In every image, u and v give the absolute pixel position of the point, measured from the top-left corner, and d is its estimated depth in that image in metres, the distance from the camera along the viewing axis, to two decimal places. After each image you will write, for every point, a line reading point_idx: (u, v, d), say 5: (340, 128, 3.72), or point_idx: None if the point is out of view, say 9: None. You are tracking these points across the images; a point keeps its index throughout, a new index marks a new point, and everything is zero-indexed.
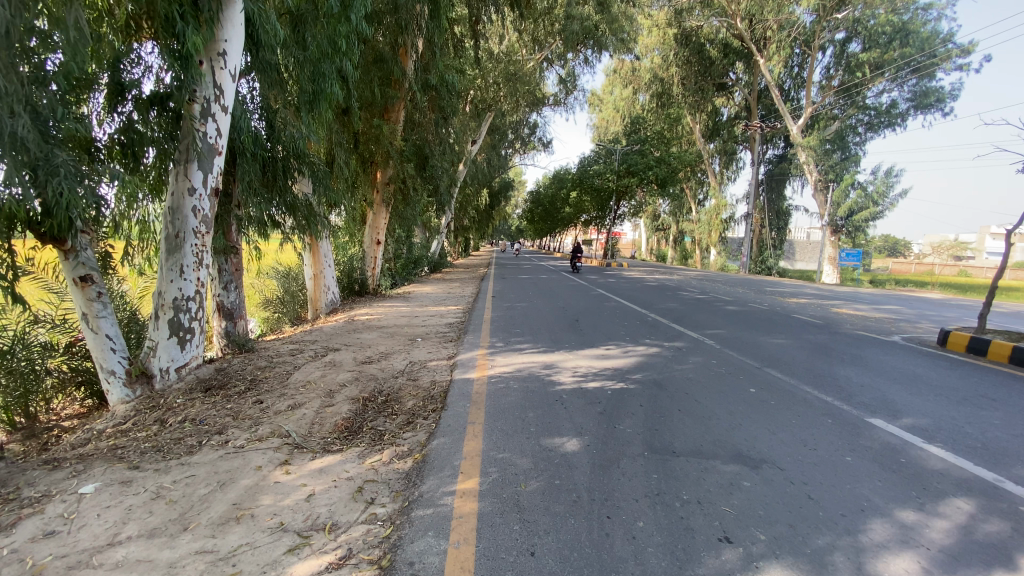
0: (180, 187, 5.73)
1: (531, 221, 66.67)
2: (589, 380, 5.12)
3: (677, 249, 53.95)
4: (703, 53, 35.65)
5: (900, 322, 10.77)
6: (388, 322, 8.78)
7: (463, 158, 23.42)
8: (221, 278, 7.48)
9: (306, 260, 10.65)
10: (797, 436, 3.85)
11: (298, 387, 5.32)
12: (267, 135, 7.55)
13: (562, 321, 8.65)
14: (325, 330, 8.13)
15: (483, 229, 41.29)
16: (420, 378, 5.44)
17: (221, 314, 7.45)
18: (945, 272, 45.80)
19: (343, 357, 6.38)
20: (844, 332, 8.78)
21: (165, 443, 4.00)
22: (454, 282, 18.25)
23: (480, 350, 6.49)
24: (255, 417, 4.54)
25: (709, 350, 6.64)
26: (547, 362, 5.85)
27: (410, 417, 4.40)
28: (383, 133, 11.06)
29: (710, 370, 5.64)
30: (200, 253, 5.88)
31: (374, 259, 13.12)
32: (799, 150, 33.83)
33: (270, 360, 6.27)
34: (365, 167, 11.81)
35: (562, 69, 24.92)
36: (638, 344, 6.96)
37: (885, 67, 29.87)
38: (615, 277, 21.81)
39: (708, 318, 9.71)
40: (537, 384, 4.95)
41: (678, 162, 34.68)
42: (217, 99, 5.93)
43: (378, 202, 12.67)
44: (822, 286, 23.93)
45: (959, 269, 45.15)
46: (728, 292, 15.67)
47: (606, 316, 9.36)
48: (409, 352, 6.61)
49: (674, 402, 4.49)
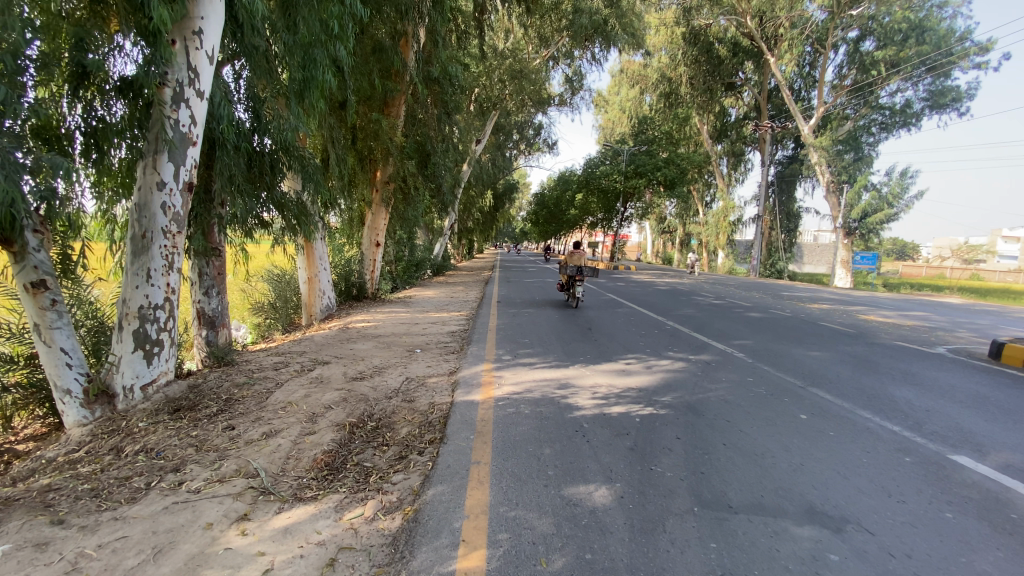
0: (148, 181, 5.07)
1: (536, 224, 66.11)
2: (613, 404, 4.43)
3: (683, 252, 53.18)
4: (712, 51, 34.88)
5: (937, 331, 10.03)
6: (386, 330, 8.13)
7: (466, 158, 22.81)
8: (201, 283, 6.82)
9: (300, 263, 10.00)
10: (875, 483, 3.16)
11: (278, 409, 4.67)
12: (254, 126, 6.92)
13: (574, 329, 7.96)
14: (317, 338, 7.48)
15: (487, 231, 40.65)
16: (417, 399, 4.75)
17: (201, 322, 6.82)
18: (956, 276, 44.96)
19: (333, 372, 5.72)
20: (883, 343, 8.05)
21: (105, 486, 3.33)
22: (458, 286, 17.62)
23: (486, 365, 5.79)
24: (222, 448, 3.88)
25: (743, 366, 5.93)
26: (561, 379, 5.15)
27: (403, 450, 3.72)
28: (381, 126, 10.40)
29: (747, 390, 4.96)
30: (172, 256, 5.23)
31: (373, 262, 12.35)
32: (811, 151, 33.07)
33: (250, 376, 5.60)
34: (364, 164, 11.16)
35: (568, 68, 24.30)
36: (661, 357, 6.27)
37: (900, 65, 29.07)
38: (623, 280, 21.15)
39: (731, 327, 9.01)
40: (551, 408, 4.26)
41: (687, 163, 33.97)
42: (192, 83, 5.27)
43: (377, 201, 11.99)
44: (837, 291, 23.22)
45: (972, 273, 44.19)
46: (743, 296, 14.99)
47: (621, 324, 8.67)
48: (406, 365, 5.95)
49: (716, 433, 3.79)
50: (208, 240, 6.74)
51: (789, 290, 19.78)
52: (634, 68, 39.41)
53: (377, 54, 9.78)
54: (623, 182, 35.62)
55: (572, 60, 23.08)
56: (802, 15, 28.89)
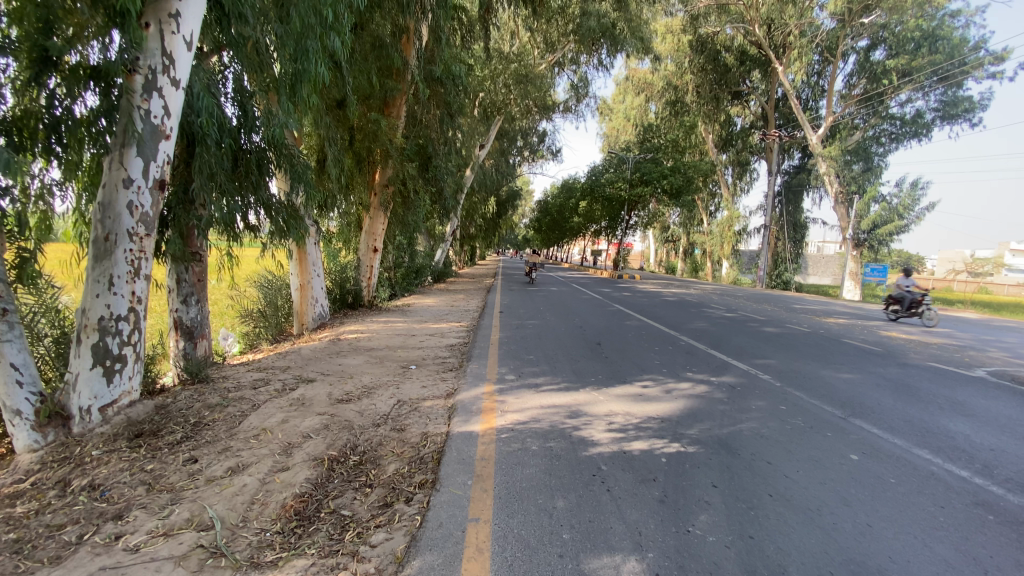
0: (114, 178, 4.55)
1: (538, 231, 65.67)
2: (634, 439, 3.84)
3: (687, 261, 52.70)
4: (719, 59, 34.35)
5: (967, 350, 9.44)
6: (379, 343, 7.57)
7: (469, 163, 22.36)
8: (179, 290, 6.27)
9: (292, 269, 9.55)
10: (960, 551, 2.58)
11: (251, 437, 4.11)
12: (240, 123, 6.42)
13: (583, 345, 7.40)
14: (305, 351, 6.92)
15: (489, 238, 40.16)
16: (407, 427, 4.19)
17: (178, 332, 6.27)
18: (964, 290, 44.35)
19: (318, 391, 5.17)
20: (916, 364, 7.47)
21: (30, 539, 2.84)
22: (459, 294, 17.07)
23: (486, 386, 5.22)
24: (178, 488, 3.35)
25: (771, 392, 5.35)
26: (572, 405, 4.58)
27: (388, 495, 3.17)
28: (380, 126, 9.89)
29: (782, 423, 4.38)
30: (139, 262, 4.68)
31: (370, 269, 11.75)
32: (819, 161, 32.54)
33: (224, 396, 5.03)
34: (362, 166, 10.68)
35: (574, 73, 23.89)
36: (681, 379, 5.67)
37: (913, 75, 28.89)
38: (628, 290, 20.65)
39: (748, 343, 8.42)
40: (563, 444, 3.68)
41: (693, 171, 33.49)
42: (166, 71, 4.69)
43: (375, 205, 11.45)
44: (848, 303, 22.64)
45: (979, 287, 43.66)
46: (754, 309, 14.41)
47: (632, 339, 8.09)
48: (399, 385, 5.36)
49: (757, 481, 3.22)
50: (188, 245, 6.21)
51: (799, 303, 19.23)
52: (640, 75, 39.05)
53: (377, 50, 9.27)
54: (629, 189, 35.10)
55: (579, 66, 22.65)
56: (812, 23, 28.48)
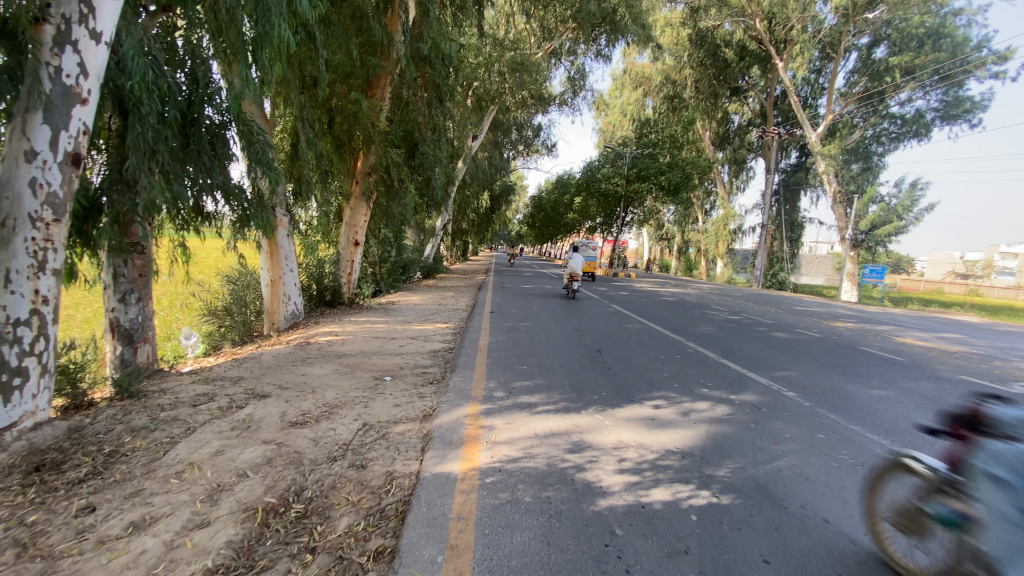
0: (13, 149, 3.68)
1: (532, 228, 64.92)
2: (652, 486, 3.05)
3: (681, 260, 52.21)
4: (718, 54, 33.56)
5: (991, 360, 8.77)
6: (354, 348, 6.72)
7: (462, 154, 21.50)
8: (116, 287, 5.39)
9: (262, 263, 8.77)
10: None
11: (172, 475, 3.29)
12: (191, 95, 5.52)
13: (582, 352, 6.61)
14: (267, 357, 6.06)
15: (482, 233, 39.27)
16: (370, 463, 3.38)
17: (115, 335, 5.40)
18: (957, 293, 44.17)
19: (270, 411, 4.33)
20: (947, 378, 6.76)
21: None
22: (448, 291, 16.22)
23: (471, 404, 4.41)
24: (53, 556, 2.53)
25: (802, 415, 4.60)
26: (573, 433, 3.79)
27: (330, 568, 2.37)
28: (361, 107, 9.01)
29: (827, 461, 3.62)
30: (45, 254, 3.82)
31: (350, 264, 10.84)
32: (818, 159, 31.99)
33: (156, 416, 4.18)
34: (341, 152, 9.85)
35: (572, 64, 23.07)
36: (697, 398, 4.90)
37: (915, 72, 28.19)
38: (624, 289, 19.94)
39: (760, 351, 7.68)
40: (563, 494, 2.88)
41: (692, 167, 32.75)
42: (84, 20, 3.80)
43: (356, 194, 10.41)
44: (848, 306, 22.06)
45: (970, 289, 43.57)
46: (757, 311, 13.72)
47: (634, 346, 7.33)
48: (368, 402, 4.54)
49: (818, 556, 2.45)
50: (127, 234, 5.36)
51: (799, 304, 18.61)
52: (638, 69, 38.23)
53: (357, 22, 8.41)
54: (626, 185, 34.43)
55: (577, 56, 21.86)
56: (815, 17, 27.81)
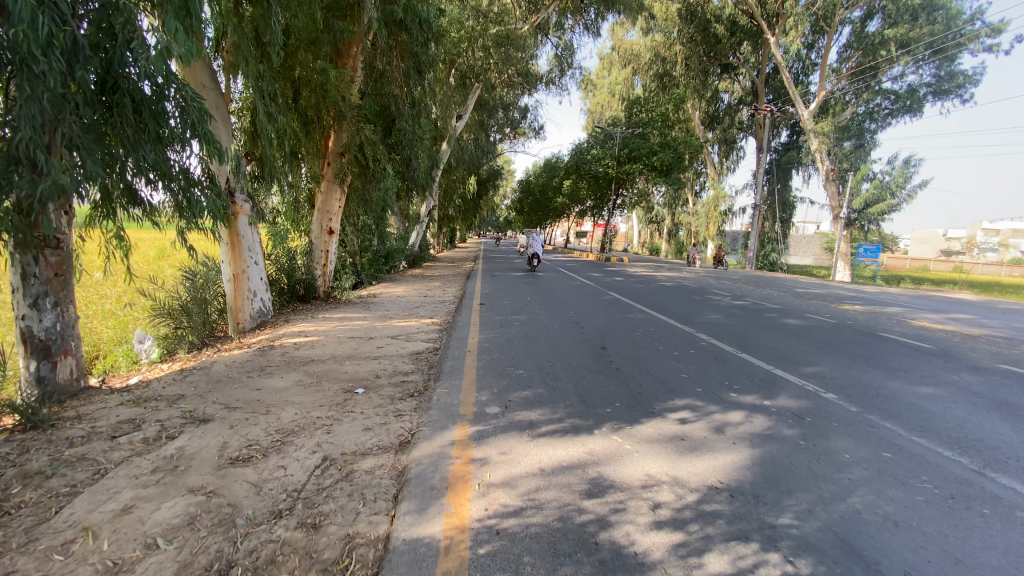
0: None
1: (520, 213, 63.84)
2: (704, 549, 2.26)
3: (671, 243, 51.75)
4: (709, 30, 32.24)
5: (1019, 344, 8.16)
6: (324, 352, 5.83)
7: (446, 136, 20.42)
8: (26, 290, 4.44)
9: (223, 255, 7.87)
10: None
11: (55, 549, 2.44)
12: (109, 55, 4.50)
13: (586, 351, 5.81)
14: (219, 367, 5.16)
15: (469, 219, 38.21)
16: (325, 520, 2.55)
17: (27, 349, 4.48)
18: (944, 270, 44.30)
19: (207, 443, 3.46)
20: (989, 368, 6.09)
21: None
22: (434, 281, 15.31)
23: (459, 426, 3.58)
24: None
25: (855, 428, 3.84)
26: (589, 467, 2.97)
27: None
28: (329, 78, 8.14)
29: (910, 495, 2.86)
30: None
31: (325, 254, 9.85)
32: (810, 137, 31.33)
33: (58, 456, 3.29)
34: (309, 130, 8.98)
35: (559, 39, 21.94)
36: (728, 408, 4.11)
37: (910, 46, 27.38)
38: (618, 274, 19.17)
39: (780, 342, 6.94)
40: (588, 573, 2.08)
41: (684, 147, 31.89)
42: None
43: (328, 177, 9.44)
44: (845, 286, 21.58)
45: (956, 266, 43.73)
46: (759, 294, 13.05)
47: (642, 340, 6.55)
48: (332, 427, 3.69)
49: None
50: (34, 226, 4.40)
51: (799, 285, 18.03)
52: (626, 46, 37.12)
53: None
54: (616, 167, 33.48)
55: (564, 31, 20.80)
56: None
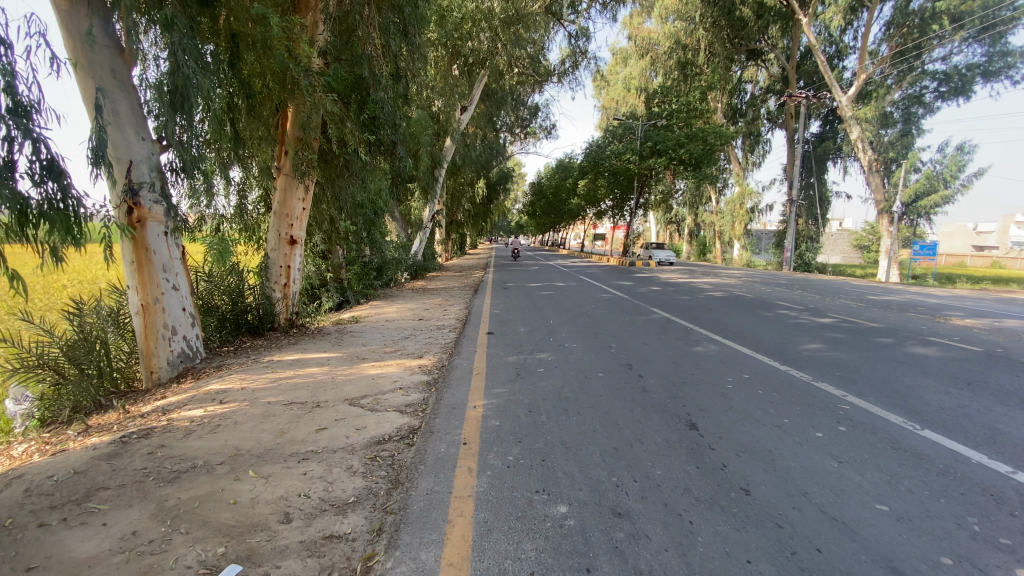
0: None
1: (533, 216, 61.29)
2: None
3: (693, 244, 48.97)
4: (734, 14, 29.71)
5: None
6: (223, 446, 3.47)
7: (450, 130, 18.20)
8: None
9: (127, 277, 5.59)
10: None
11: None
12: None
13: (667, 435, 3.39)
14: (6, 499, 2.81)
15: (479, 224, 35.88)
16: None
17: None
18: (981, 265, 41.20)
19: None
20: None
21: None
22: (436, 296, 12.99)
23: None
24: None
25: None
26: None
27: None
28: (270, 26, 5.86)
29: None
30: None
31: (286, 270, 7.53)
32: (850, 126, 28.56)
33: None
34: (253, 110, 6.77)
35: (574, 21, 19.54)
36: None
37: (964, 20, 24.02)
38: (651, 281, 16.66)
39: (952, 398, 4.43)
40: None
41: (714, 138, 28.90)
42: (147, 192, 5.51)
43: (286, 169, 7.18)
44: (906, 288, 18.81)
45: (993, 261, 40.92)
46: (835, 306, 10.41)
47: (743, 401, 4.12)
48: None
49: None
50: None
51: (863, 290, 15.31)
52: (643, 34, 34.76)
53: None
54: (638, 162, 30.70)
55: (578, 13, 18.49)
56: None
